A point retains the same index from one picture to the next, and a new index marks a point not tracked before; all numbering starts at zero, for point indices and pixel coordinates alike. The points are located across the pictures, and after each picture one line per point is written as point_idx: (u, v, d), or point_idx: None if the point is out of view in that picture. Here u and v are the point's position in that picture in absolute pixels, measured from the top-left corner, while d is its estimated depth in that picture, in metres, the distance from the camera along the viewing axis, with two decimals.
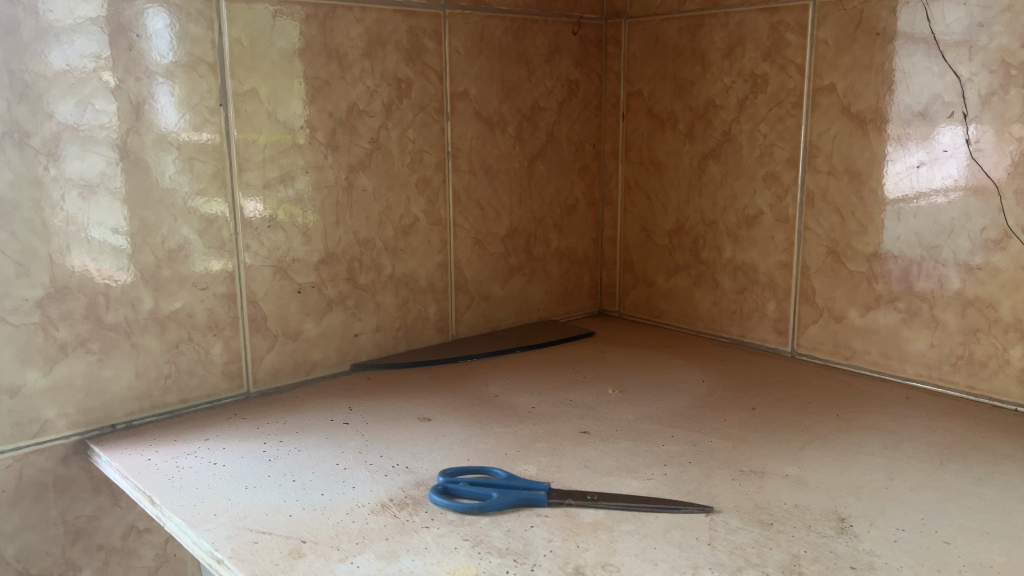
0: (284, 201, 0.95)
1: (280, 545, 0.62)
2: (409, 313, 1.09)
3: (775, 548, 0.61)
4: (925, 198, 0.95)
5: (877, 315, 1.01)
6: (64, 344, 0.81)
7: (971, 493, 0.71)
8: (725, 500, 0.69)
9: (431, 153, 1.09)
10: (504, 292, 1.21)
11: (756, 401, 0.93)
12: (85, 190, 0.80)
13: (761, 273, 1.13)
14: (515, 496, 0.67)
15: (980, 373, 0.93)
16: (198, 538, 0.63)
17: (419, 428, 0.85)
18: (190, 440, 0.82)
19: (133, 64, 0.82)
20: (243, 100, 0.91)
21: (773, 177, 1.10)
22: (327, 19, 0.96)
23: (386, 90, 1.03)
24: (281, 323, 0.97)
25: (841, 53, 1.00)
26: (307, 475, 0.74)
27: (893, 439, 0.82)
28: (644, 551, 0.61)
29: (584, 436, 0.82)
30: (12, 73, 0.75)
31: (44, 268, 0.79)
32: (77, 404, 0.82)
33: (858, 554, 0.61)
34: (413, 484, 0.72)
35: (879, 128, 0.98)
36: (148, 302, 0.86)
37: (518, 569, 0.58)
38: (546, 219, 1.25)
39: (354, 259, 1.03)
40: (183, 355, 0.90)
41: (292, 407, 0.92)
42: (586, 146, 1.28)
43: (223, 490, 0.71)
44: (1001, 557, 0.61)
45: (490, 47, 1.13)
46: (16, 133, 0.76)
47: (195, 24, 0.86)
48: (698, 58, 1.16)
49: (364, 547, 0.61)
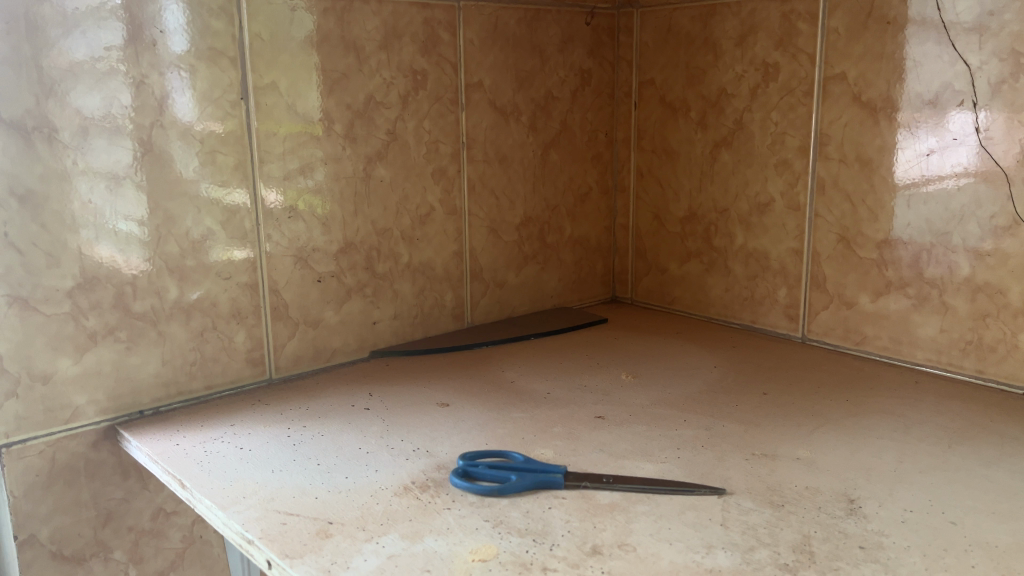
0: (304, 191, 0.97)
1: (308, 526, 0.64)
2: (426, 300, 1.12)
3: (787, 528, 0.63)
4: (935, 185, 0.96)
5: (887, 300, 1.03)
6: (94, 333, 0.83)
7: (979, 474, 0.73)
8: (738, 483, 0.71)
9: (447, 144, 1.10)
10: (518, 280, 1.23)
11: (768, 386, 0.95)
12: (113, 182, 0.83)
13: (773, 260, 1.14)
14: (533, 478, 0.69)
15: (989, 358, 0.94)
16: (229, 519, 0.66)
17: (438, 413, 0.87)
18: (216, 426, 0.85)
19: (156, 59, 0.84)
20: (264, 94, 0.93)
21: (785, 165, 1.11)
22: (344, 13, 0.97)
23: (403, 81, 1.04)
24: (302, 312, 0.99)
25: (853, 42, 1.01)
26: (331, 459, 0.76)
27: (902, 422, 0.84)
28: (659, 531, 0.63)
29: (600, 421, 0.84)
30: (41, 70, 0.77)
31: (74, 259, 0.81)
32: (106, 391, 0.85)
33: (867, 534, 0.63)
34: (434, 467, 0.74)
35: (890, 116, 0.99)
36: (174, 291, 0.88)
37: (538, 548, 0.61)
38: (559, 207, 1.26)
39: (372, 248, 1.05)
40: (207, 343, 0.92)
41: (314, 393, 0.94)
42: (599, 134, 1.29)
43: (250, 474, 0.73)
44: (1007, 537, 0.63)
45: (504, 38, 1.14)
46: (45, 128, 0.78)
47: (216, 20, 0.88)
48: (710, 47, 1.17)
49: (389, 528, 0.64)
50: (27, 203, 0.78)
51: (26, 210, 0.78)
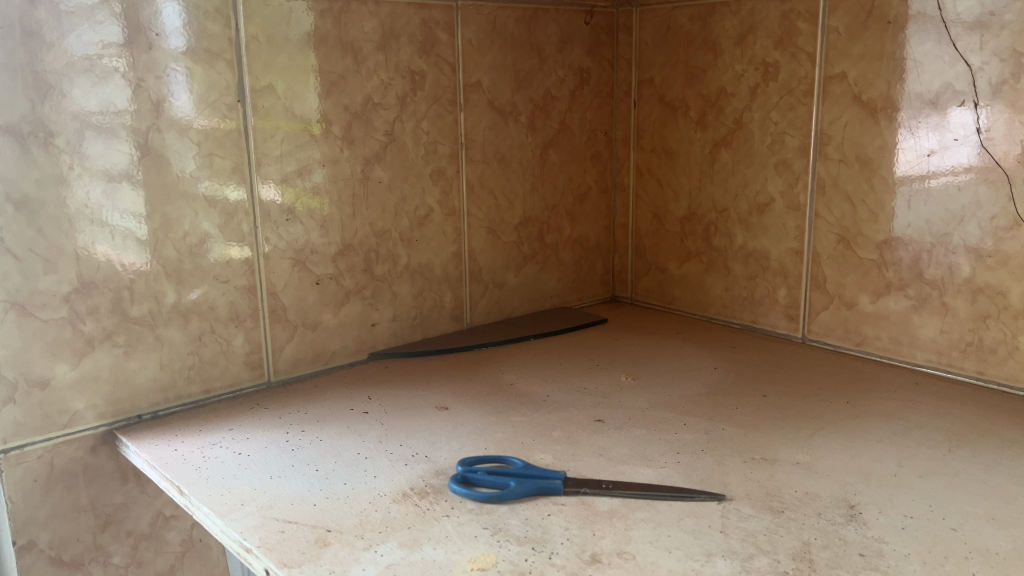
0: (302, 193, 0.97)
1: (306, 534, 0.64)
2: (425, 302, 1.11)
3: (786, 535, 0.63)
4: (936, 184, 0.95)
5: (887, 301, 1.02)
6: (91, 337, 0.83)
7: (980, 480, 0.72)
8: (738, 488, 0.71)
9: (445, 144, 1.10)
10: (518, 280, 1.22)
11: (768, 388, 0.94)
12: (109, 185, 0.82)
13: (772, 260, 1.14)
14: (532, 485, 0.69)
15: (989, 359, 0.94)
16: (227, 527, 0.66)
17: (437, 417, 0.87)
18: (214, 430, 0.85)
19: (153, 62, 0.83)
20: (260, 96, 0.92)
21: (785, 164, 1.10)
22: (342, 14, 0.97)
23: (401, 82, 1.04)
24: (300, 314, 0.99)
25: (853, 42, 1.00)
26: (330, 465, 0.76)
27: (902, 426, 0.84)
28: (658, 539, 0.63)
29: (599, 425, 0.84)
30: (36, 74, 0.76)
31: (71, 263, 0.81)
32: (104, 396, 0.85)
33: (867, 541, 0.63)
34: (433, 473, 0.74)
35: (890, 116, 0.98)
36: (172, 294, 0.88)
37: (537, 557, 0.60)
38: (558, 207, 1.26)
39: (371, 250, 1.04)
40: (206, 346, 0.92)
41: (313, 397, 0.94)
42: (598, 133, 1.29)
43: (248, 480, 0.73)
44: (1008, 544, 0.62)
45: (502, 38, 1.14)
46: (41, 133, 0.77)
47: (213, 22, 0.87)
48: (710, 46, 1.17)
49: (388, 536, 0.64)
50: (24, 208, 0.77)
51: (22, 215, 0.77)
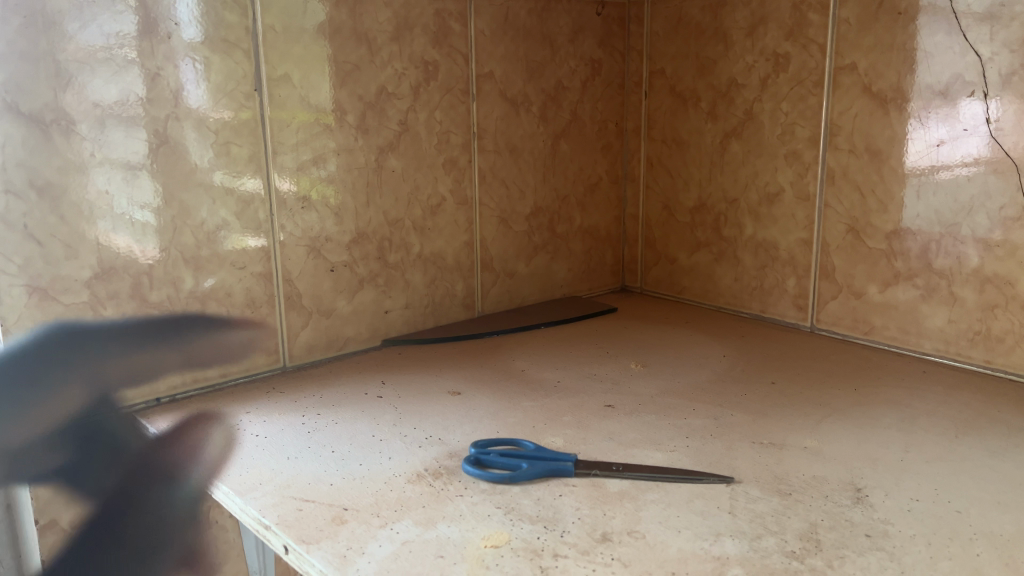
0: (316, 182, 0.98)
1: (323, 512, 0.65)
2: (437, 290, 1.13)
3: (794, 516, 0.64)
4: (946, 173, 0.96)
5: (895, 291, 1.03)
6: (111, 322, 0.85)
7: (986, 465, 0.73)
8: (746, 472, 0.72)
9: (457, 134, 1.11)
10: (529, 270, 1.24)
11: (776, 375, 0.96)
12: (129, 172, 0.84)
13: (782, 250, 1.15)
14: (544, 467, 0.71)
15: (996, 349, 0.94)
16: (246, 505, 0.67)
17: (450, 401, 0.88)
18: (231, 413, 0.86)
19: (171, 51, 0.85)
20: (277, 85, 0.93)
21: (795, 155, 1.11)
22: (356, 5, 0.98)
23: (414, 73, 1.05)
24: (315, 301, 1.01)
25: (863, 33, 1.01)
26: (346, 446, 0.78)
27: (909, 413, 0.84)
28: (667, 519, 0.64)
29: (609, 410, 0.85)
30: (58, 64, 0.78)
31: (91, 250, 0.82)
32: (124, 378, 0.86)
33: (873, 522, 0.64)
34: (446, 455, 0.75)
35: (900, 106, 0.99)
36: (190, 281, 0.90)
37: (549, 535, 0.62)
38: (569, 197, 1.28)
39: (384, 238, 1.06)
40: (222, 332, 0.93)
41: (328, 381, 0.95)
42: (609, 124, 1.30)
43: (266, 461, 0.75)
44: (1012, 526, 0.63)
45: (515, 28, 1.15)
46: (63, 121, 0.79)
47: (230, 12, 0.89)
48: (721, 37, 1.18)
49: (403, 514, 0.65)
50: (47, 194, 0.79)
51: (45, 202, 0.79)
